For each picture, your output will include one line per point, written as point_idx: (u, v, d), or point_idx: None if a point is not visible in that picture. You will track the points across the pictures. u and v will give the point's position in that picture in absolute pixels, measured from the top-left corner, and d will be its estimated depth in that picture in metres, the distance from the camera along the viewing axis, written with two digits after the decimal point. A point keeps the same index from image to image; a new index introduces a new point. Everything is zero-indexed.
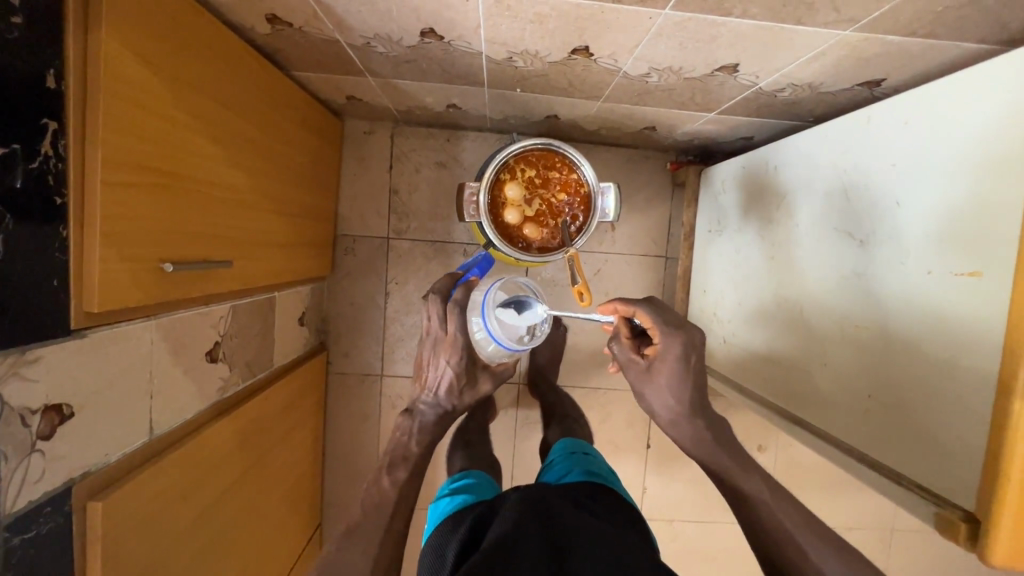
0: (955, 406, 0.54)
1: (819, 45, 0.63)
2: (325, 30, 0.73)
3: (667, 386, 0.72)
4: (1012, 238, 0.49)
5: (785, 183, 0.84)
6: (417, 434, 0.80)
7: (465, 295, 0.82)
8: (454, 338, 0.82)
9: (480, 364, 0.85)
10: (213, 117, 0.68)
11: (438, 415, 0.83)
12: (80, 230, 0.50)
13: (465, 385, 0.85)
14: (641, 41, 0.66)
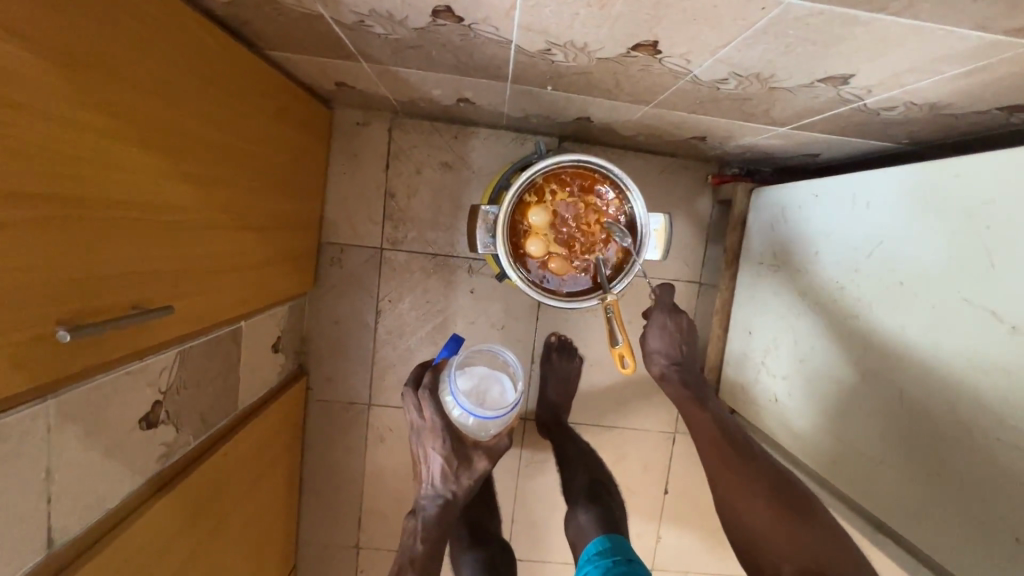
0: None
1: (984, 57, 0.45)
2: (303, 3, 0.54)
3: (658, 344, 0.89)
4: None
5: (876, 226, 0.68)
6: (423, 536, 0.71)
7: (434, 376, 0.74)
8: (430, 423, 0.72)
9: (473, 443, 0.74)
10: (149, 118, 0.50)
11: (440, 510, 0.73)
12: None
13: (459, 468, 0.73)
14: (733, 40, 0.48)
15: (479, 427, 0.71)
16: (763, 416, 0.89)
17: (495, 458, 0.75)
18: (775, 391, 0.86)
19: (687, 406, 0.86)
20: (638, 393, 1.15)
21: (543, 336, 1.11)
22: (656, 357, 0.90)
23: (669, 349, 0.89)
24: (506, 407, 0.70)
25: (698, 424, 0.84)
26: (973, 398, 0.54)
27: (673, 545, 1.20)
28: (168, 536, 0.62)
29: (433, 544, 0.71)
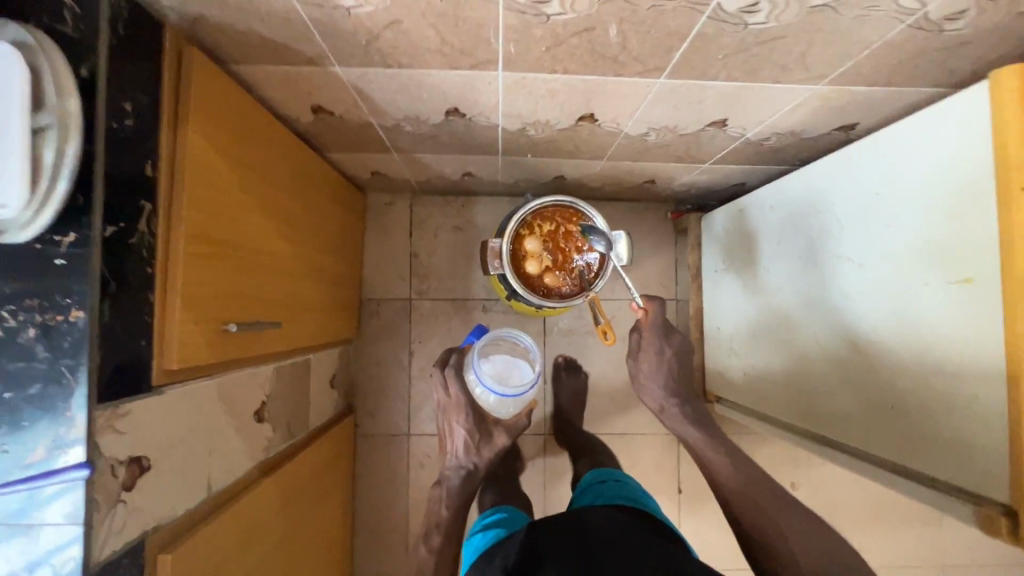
0: (965, 411, 0.57)
1: (797, 97, 0.71)
2: (360, 116, 0.83)
3: (652, 376, 0.95)
4: (986, 244, 0.54)
5: (780, 222, 0.92)
6: (446, 503, 0.92)
7: (459, 359, 0.96)
8: (456, 399, 0.94)
9: (494, 420, 0.96)
10: (266, 195, 0.77)
11: (462, 478, 0.93)
12: (163, 295, 0.56)
13: (479, 441, 0.94)
14: (640, 106, 0.76)
15: (498, 405, 0.94)
16: (741, 390, 1.07)
17: (511, 434, 0.97)
18: (744, 367, 1.05)
19: (696, 439, 0.88)
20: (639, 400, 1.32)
21: (551, 358, 1.31)
22: (650, 384, 0.96)
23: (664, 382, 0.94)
24: (521, 387, 0.91)
25: (710, 454, 0.84)
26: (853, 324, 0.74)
27: (695, 541, 1.30)
28: (272, 512, 0.80)
29: (457, 509, 0.91)
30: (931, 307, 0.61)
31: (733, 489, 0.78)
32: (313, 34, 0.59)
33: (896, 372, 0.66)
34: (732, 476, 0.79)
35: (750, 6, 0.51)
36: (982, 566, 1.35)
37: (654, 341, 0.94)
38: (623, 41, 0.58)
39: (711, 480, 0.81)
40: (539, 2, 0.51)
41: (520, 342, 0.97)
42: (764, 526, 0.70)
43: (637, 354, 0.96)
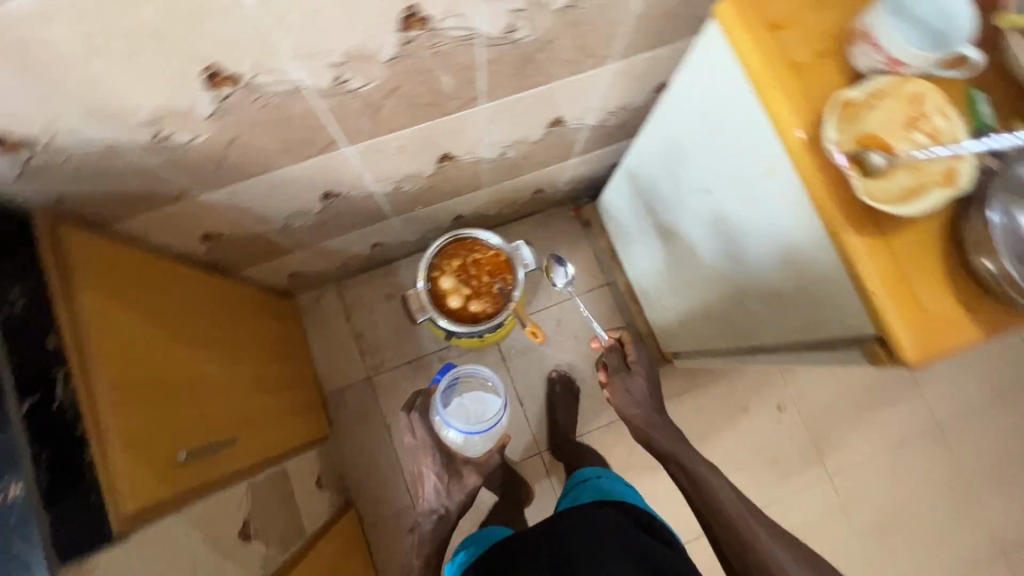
0: (818, 274, 0.65)
1: (602, 78, 0.82)
2: (249, 228, 0.89)
3: (636, 391, 0.97)
4: (767, 136, 0.63)
5: (644, 181, 1.01)
6: (421, 550, 0.97)
7: (423, 400, 1.02)
8: (425, 442, 0.99)
9: (464, 460, 1.02)
10: (181, 327, 0.80)
11: (435, 522, 0.99)
12: (101, 446, 0.57)
13: (450, 485, 0.99)
14: (482, 131, 0.85)
15: (465, 442, 1.00)
16: (689, 337, 1.14)
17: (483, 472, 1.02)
18: (681, 316, 1.12)
19: (685, 460, 0.90)
20: None
21: (518, 380, 1.36)
22: (635, 398, 0.97)
23: (647, 401, 0.97)
24: (480, 423, 0.98)
25: (713, 485, 0.86)
26: (726, 240, 0.82)
27: None
28: None
29: (433, 553, 0.97)
30: (764, 204, 0.69)
31: (728, 521, 0.81)
32: (168, 173, 0.66)
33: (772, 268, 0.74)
34: (733, 513, 0.81)
35: (509, 27, 0.61)
36: (970, 410, 1.43)
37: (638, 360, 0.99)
38: (430, 88, 0.68)
39: (710, 501, 0.84)
40: (342, 82, 0.60)
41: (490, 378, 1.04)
42: (770, 568, 0.74)
43: (620, 369, 0.98)
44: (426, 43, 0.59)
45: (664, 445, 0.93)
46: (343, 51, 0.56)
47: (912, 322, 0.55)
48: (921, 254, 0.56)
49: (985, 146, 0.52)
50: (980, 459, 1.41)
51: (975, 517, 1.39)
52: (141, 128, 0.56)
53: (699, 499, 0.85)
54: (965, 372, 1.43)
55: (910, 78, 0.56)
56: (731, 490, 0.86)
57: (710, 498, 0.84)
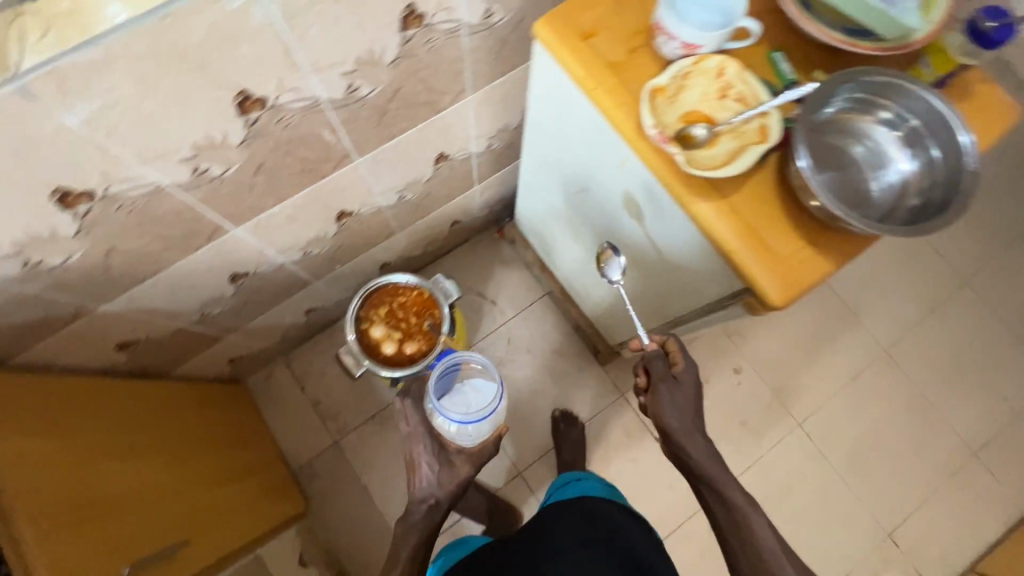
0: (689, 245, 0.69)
1: (467, 109, 0.87)
2: (165, 327, 0.90)
3: (679, 401, 0.74)
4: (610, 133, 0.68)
5: (540, 192, 1.06)
6: (409, 544, 0.88)
7: (417, 388, 0.92)
8: (421, 425, 0.89)
9: (455, 450, 0.91)
10: (112, 442, 0.80)
11: (426, 517, 0.90)
12: None
13: (445, 477, 0.90)
14: (369, 183, 0.89)
15: (458, 432, 0.88)
16: (623, 328, 1.18)
17: (475, 464, 0.91)
18: (609, 309, 1.16)
19: (720, 481, 0.72)
20: (573, 388, 1.41)
21: None
22: (671, 413, 0.74)
23: (691, 416, 0.74)
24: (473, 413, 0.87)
25: (752, 522, 0.70)
26: (614, 232, 0.87)
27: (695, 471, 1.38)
28: None
29: (417, 546, 0.87)
30: (629, 190, 0.74)
31: (755, 555, 0.68)
32: (54, 296, 0.67)
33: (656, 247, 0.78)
34: (767, 553, 0.68)
35: (349, 87, 0.65)
36: (909, 325, 1.50)
37: (688, 368, 0.75)
38: (295, 157, 0.71)
39: (748, 540, 0.69)
40: (202, 172, 0.63)
41: (486, 363, 0.98)
42: None
43: (665, 376, 0.75)
44: (273, 120, 0.62)
45: (702, 463, 0.73)
46: (189, 145, 0.58)
47: (771, 267, 0.60)
48: (760, 206, 0.61)
49: (780, 102, 0.57)
50: (931, 368, 1.48)
51: (942, 425, 1.45)
52: (9, 261, 0.57)
53: (729, 532, 0.71)
54: (892, 291, 1.52)
55: (707, 55, 0.61)
56: (772, 529, 0.70)
57: (748, 539, 0.69)
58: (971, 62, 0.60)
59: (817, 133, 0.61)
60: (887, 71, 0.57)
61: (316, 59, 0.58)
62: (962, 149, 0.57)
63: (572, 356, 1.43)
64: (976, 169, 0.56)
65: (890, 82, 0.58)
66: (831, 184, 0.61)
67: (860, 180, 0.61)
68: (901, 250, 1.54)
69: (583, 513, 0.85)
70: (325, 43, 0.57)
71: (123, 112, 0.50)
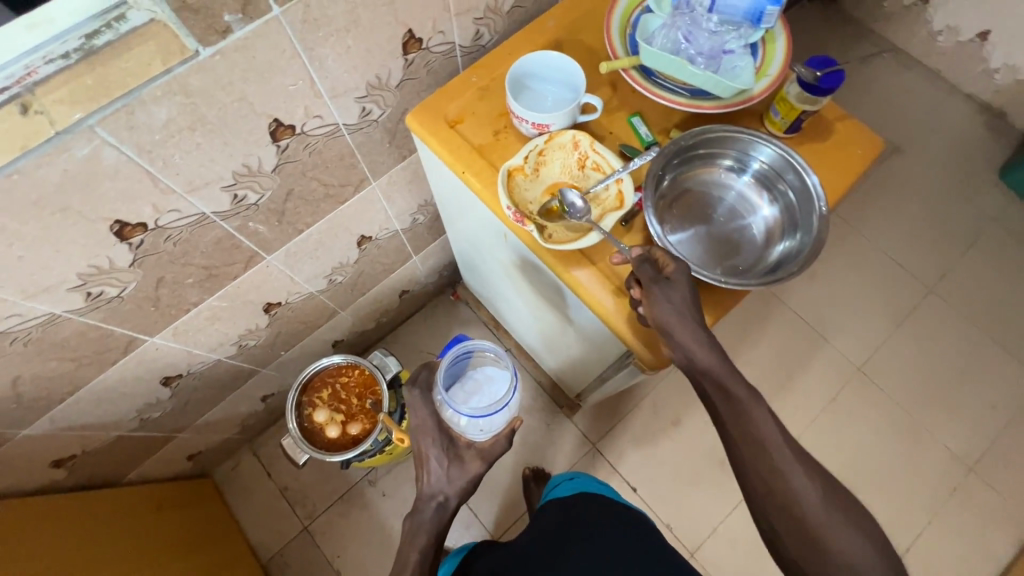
0: (579, 308, 0.70)
1: (376, 194, 0.90)
2: (101, 438, 0.91)
3: (680, 304, 0.55)
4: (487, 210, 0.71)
5: (470, 259, 1.09)
6: (418, 545, 0.82)
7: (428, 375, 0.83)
8: (427, 423, 0.82)
9: (464, 445, 0.83)
10: (59, 559, 0.79)
11: (435, 515, 0.83)
12: None
13: (454, 475, 0.82)
14: (290, 274, 0.91)
15: (468, 426, 0.79)
16: (573, 382, 1.17)
17: (486, 461, 0.83)
18: (556, 364, 1.16)
19: (725, 380, 0.56)
20: (543, 444, 1.39)
21: None
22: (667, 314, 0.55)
23: (694, 318, 0.55)
24: (483, 410, 0.77)
25: (756, 418, 0.55)
26: (529, 296, 0.89)
27: (678, 519, 1.32)
28: None
29: (426, 547, 0.81)
30: (522, 259, 0.76)
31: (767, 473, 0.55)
32: None
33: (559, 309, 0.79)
34: (774, 454, 0.55)
35: (235, 198, 0.68)
36: (882, 340, 1.46)
37: (682, 268, 0.56)
38: (197, 266, 0.74)
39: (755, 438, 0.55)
40: (97, 295, 0.66)
41: (498, 352, 0.85)
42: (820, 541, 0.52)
43: (657, 280, 0.55)
44: (159, 240, 0.65)
45: (709, 365, 0.55)
46: (74, 275, 0.61)
47: (646, 330, 0.60)
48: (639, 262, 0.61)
49: (630, 168, 0.60)
50: (911, 383, 1.43)
51: (932, 442, 1.38)
52: None
53: (734, 433, 0.56)
54: (859, 307, 1.49)
55: (560, 130, 0.63)
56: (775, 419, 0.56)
57: (752, 436, 0.55)
58: (812, 108, 0.61)
59: (673, 187, 0.62)
60: (722, 128, 0.60)
61: (188, 180, 0.62)
62: (810, 191, 0.58)
63: (539, 411, 1.41)
64: (825, 212, 0.57)
65: (730, 135, 0.61)
66: (697, 240, 0.62)
67: (725, 232, 0.62)
68: (862, 265, 1.53)
69: (582, 510, 0.89)
70: (193, 166, 0.60)
71: None
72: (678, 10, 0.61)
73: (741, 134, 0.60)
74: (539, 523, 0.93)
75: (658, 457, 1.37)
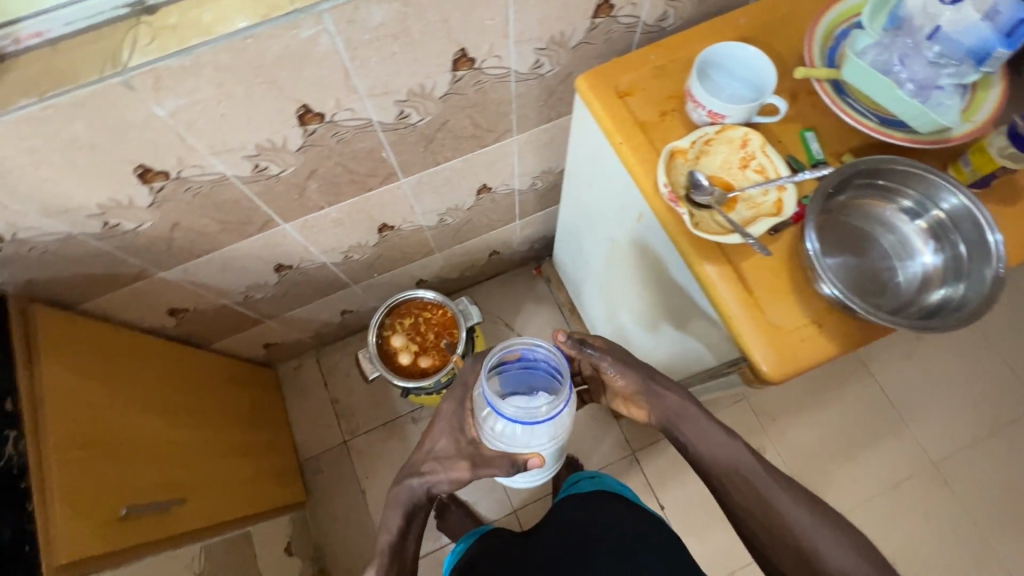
0: (702, 302, 0.70)
1: (512, 148, 0.93)
2: (212, 302, 1.00)
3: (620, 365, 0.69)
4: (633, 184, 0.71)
5: (577, 238, 1.09)
6: (387, 525, 0.70)
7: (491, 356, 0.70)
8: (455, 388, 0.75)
9: (468, 438, 0.74)
10: (144, 395, 0.89)
11: (410, 496, 0.73)
12: (62, 503, 0.66)
13: (445, 462, 0.73)
14: (412, 201, 0.96)
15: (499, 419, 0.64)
16: None
17: (473, 470, 0.72)
18: None
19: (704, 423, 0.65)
20: (583, 436, 1.39)
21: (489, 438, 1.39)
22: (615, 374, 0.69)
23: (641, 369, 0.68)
24: (528, 415, 0.61)
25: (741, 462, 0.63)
26: (636, 283, 0.89)
27: (701, 551, 1.30)
28: None
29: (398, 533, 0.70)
30: (652, 242, 0.75)
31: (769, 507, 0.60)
32: (121, 256, 0.77)
33: (673, 301, 0.79)
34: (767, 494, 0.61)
35: (401, 114, 0.72)
36: (968, 441, 1.35)
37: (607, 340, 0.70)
38: (345, 169, 0.79)
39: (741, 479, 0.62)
40: (262, 170, 0.72)
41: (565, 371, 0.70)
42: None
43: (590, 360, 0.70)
44: (328, 133, 0.71)
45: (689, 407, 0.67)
46: (253, 144, 0.67)
47: (766, 342, 0.59)
48: (775, 277, 0.60)
49: (799, 178, 0.58)
50: (988, 496, 1.32)
51: (994, 562, 1.28)
52: (91, 220, 0.67)
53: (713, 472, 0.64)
54: (950, 401, 1.38)
55: (734, 124, 0.63)
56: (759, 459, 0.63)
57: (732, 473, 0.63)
58: (1013, 166, 0.57)
59: (835, 213, 0.60)
60: (912, 163, 0.57)
61: (372, 85, 0.66)
62: (989, 249, 0.55)
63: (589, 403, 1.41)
64: (1001, 276, 0.53)
65: (914, 174, 0.58)
66: (846, 271, 0.59)
67: (876, 269, 0.60)
68: (966, 357, 1.42)
69: (603, 514, 0.86)
70: (382, 73, 0.65)
71: (203, 110, 0.59)
72: (897, 31, 0.58)
73: (930, 175, 0.57)
74: (556, 516, 0.91)
75: (695, 485, 1.35)
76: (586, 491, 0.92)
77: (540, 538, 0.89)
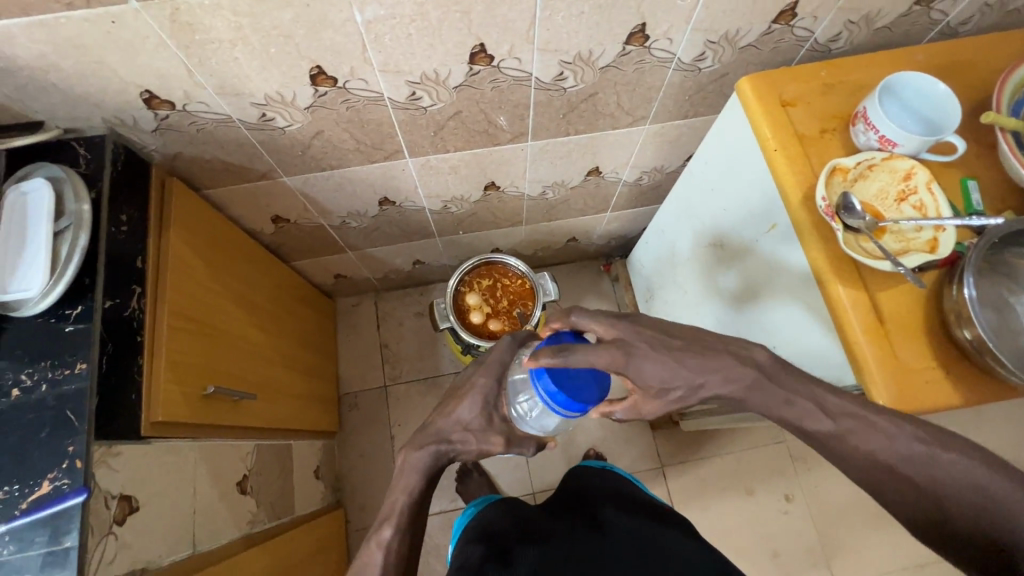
0: (812, 326, 0.69)
1: (638, 137, 0.93)
2: (312, 219, 1.03)
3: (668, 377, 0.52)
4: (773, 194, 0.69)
5: (669, 240, 1.08)
6: (406, 485, 0.63)
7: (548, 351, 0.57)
8: (494, 361, 0.66)
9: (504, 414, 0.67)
10: (235, 288, 0.91)
11: (433, 459, 0.64)
12: (167, 364, 0.68)
13: (482, 433, 0.65)
14: (527, 167, 0.97)
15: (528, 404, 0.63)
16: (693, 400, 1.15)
17: (512, 449, 0.66)
18: None
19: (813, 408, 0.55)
20: (615, 438, 1.39)
21: None
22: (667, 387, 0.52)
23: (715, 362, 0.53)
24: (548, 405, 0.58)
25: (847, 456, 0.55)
26: (730, 294, 0.87)
27: None
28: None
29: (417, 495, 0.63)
30: (771, 256, 0.73)
31: None
32: (260, 151, 0.80)
33: (771, 319, 0.78)
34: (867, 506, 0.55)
35: (560, 75, 0.74)
36: None
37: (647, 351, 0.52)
38: (487, 117, 0.80)
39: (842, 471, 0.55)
40: (415, 99, 0.74)
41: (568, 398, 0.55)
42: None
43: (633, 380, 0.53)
44: (489, 78, 0.72)
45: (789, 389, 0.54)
46: (420, 72, 0.69)
47: (889, 374, 0.58)
48: (907, 315, 0.60)
49: (962, 223, 0.57)
50: None
51: None
52: (253, 108, 0.70)
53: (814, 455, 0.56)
54: None
55: (902, 155, 0.62)
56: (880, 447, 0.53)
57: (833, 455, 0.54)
58: None
59: (993, 267, 0.59)
60: None
61: (548, 40, 0.67)
62: None
63: None
64: None
65: None
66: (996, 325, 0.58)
67: (1019, 323, 0.58)
68: None
69: (621, 488, 0.87)
70: (561, 30, 0.66)
71: (394, 25, 0.61)
72: None
73: None
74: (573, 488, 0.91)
75: (715, 513, 1.33)
76: (600, 470, 0.93)
77: (555, 503, 0.88)
